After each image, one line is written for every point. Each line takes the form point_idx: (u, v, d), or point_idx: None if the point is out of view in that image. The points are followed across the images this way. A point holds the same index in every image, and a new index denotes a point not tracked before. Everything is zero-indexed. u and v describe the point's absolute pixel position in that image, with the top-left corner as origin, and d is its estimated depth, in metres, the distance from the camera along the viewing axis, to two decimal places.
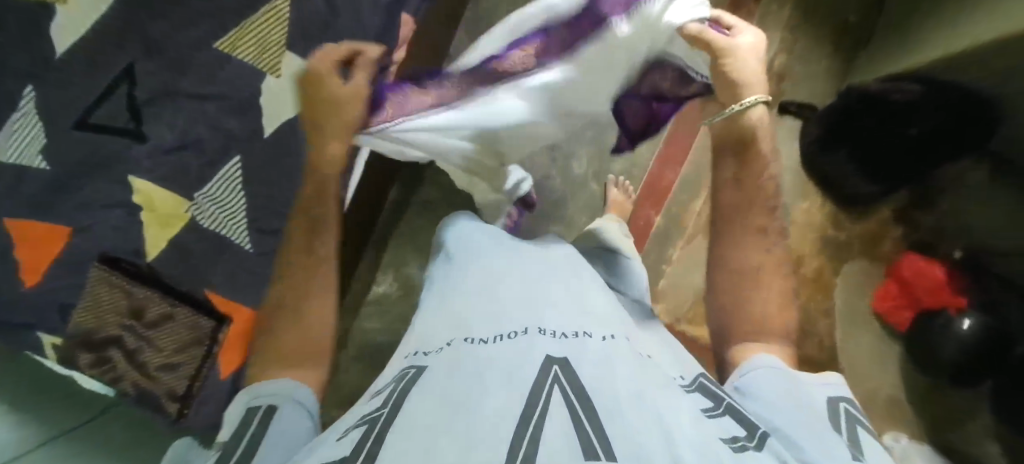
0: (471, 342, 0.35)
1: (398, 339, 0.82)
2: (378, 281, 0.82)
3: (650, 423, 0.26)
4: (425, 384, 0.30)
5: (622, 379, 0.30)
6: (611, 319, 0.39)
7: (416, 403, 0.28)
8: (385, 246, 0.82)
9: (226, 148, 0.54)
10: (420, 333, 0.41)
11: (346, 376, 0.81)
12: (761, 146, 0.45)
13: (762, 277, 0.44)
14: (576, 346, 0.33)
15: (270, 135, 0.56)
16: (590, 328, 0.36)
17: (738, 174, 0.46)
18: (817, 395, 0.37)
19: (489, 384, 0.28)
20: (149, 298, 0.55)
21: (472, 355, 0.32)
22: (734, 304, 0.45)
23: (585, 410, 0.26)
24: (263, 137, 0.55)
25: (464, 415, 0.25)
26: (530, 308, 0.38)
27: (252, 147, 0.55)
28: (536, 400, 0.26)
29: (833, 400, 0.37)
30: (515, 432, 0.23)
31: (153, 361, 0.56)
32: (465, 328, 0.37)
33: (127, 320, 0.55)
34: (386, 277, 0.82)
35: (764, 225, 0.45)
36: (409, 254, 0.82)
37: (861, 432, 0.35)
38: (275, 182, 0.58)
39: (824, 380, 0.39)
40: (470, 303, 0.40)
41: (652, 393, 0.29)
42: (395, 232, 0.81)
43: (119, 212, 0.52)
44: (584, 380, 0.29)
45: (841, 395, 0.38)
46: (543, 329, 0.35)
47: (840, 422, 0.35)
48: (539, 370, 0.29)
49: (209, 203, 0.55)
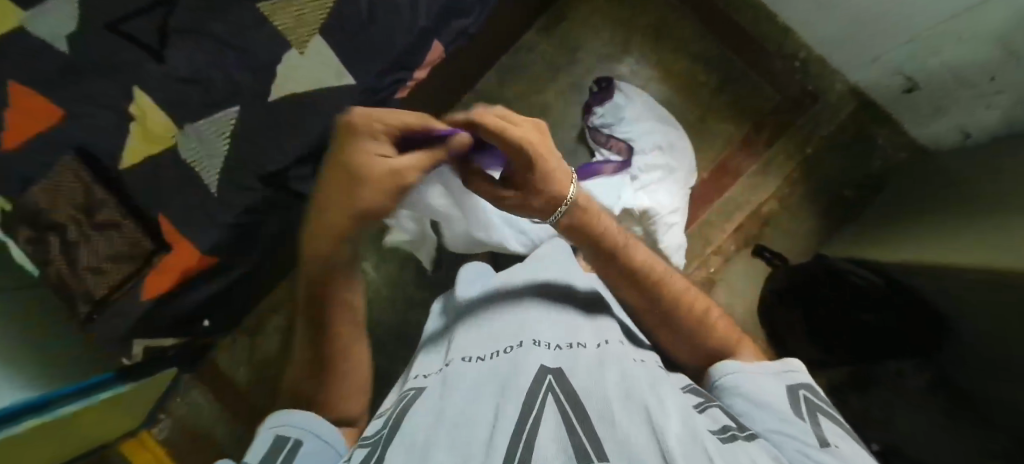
0: (465, 361, 0.32)
1: None
2: None
3: (638, 416, 0.24)
4: (421, 407, 0.29)
5: (613, 379, 0.27)
6: (603, 327, 0.36)
7: (415, 422, 0.27)
8: None
9: (232, 93, 0.54)
10: (426, 358, 0.39)
11: (268, 342, 0.84)
12: (598, 218, 0.43)
13: (686, 316, 0.39)
14: (573, 359, 0.30)
15: (274, 101, 0.55)
16: (584, 337, 0.34)
17: (601, 235, 0.42)
18: (773, 389, 0.30)
19: (485, 397, 0.27)
20: (105, 202, 0.53)
21: (465, 376, 0.30)
22: (678, 334, 0.40)
23: (579, 414, 0.24)
24: (266, 100, 0.55)
25: (461, 436, 0.24)
26: (524, 321, 0.35)
27: (254, 103, 0.55)
28: (530, 411, 0.24)
29: (792, 387, 0.30)
30: (507, 442, 0.22)
31: (84, 259, 0.56)
32: (462, 349, 0.34)
33: (77, 215, 0.54)
34: None
35: (636, 257, 0.42)
36: (368, 249, 0.86)
37: (830, 425, 0.28)
38: (261, 146, 0.56)
39: (782, 365, 0.32)
40: (472, 325, 0.38)
41: (638, 384, 0.27)
42: None
43: (109, 115, 0.53)
44: (579, 385, 0.27)
45: (796, 384, 0.31)
46: (538, 341, 0.32)
47: (803, 415, 0.28)
48: (533, 379, 0.27)
49: (197, 141, 0.54)
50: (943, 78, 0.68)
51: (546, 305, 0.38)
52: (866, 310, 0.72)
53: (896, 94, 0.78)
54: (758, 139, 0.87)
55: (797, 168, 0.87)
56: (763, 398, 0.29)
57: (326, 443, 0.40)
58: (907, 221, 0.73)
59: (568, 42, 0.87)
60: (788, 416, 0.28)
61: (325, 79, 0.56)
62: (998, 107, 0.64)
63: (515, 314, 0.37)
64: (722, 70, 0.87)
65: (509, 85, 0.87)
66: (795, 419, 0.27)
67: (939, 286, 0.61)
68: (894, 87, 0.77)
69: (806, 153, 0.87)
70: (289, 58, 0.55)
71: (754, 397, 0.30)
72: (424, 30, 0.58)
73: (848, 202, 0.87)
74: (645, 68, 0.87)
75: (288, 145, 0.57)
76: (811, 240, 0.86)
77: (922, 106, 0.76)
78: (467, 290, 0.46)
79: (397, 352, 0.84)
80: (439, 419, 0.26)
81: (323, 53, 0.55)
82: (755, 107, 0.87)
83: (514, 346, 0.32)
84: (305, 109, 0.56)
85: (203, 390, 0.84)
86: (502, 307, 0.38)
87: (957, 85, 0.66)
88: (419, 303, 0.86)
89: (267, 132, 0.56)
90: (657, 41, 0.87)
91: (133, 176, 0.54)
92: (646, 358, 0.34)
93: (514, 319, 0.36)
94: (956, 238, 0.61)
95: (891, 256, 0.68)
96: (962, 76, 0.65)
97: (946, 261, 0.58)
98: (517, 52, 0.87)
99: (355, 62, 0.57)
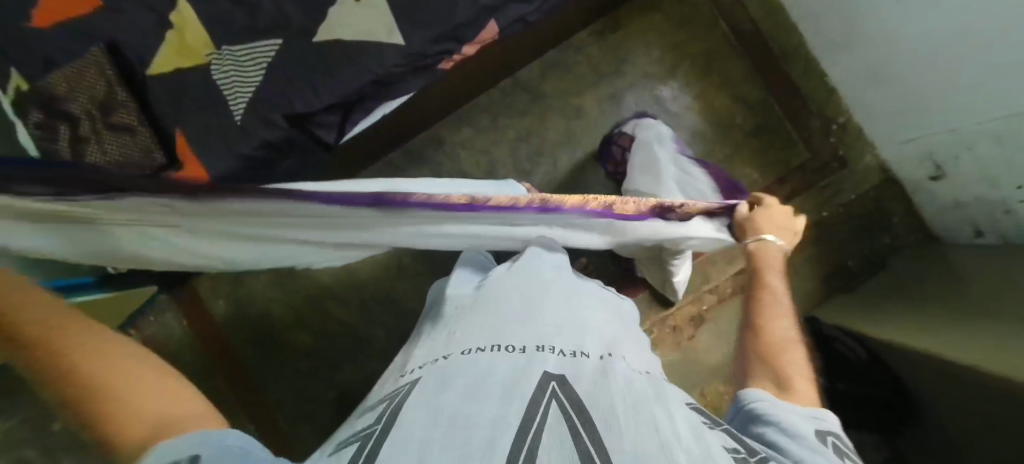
0: (463, 358, 0.31)
1: (316, 273, 0.84)
2: None
3: (645, 432, 0.24)
4: (419, 396, 0.28)
5: (618, 393, 0.27)
6: (607, 339, 0.36)
7: (411, 413, 0.26)
8: None
9: (279, 25, 0.53)
10: (424, 346, 0.39)
11: (253, 282, 0.83)
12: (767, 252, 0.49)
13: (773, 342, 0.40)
14: (577, 367, 0.30)
15: (319, 42, 0.54)
16: (588, 346, 0.33)
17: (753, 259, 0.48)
18: (797, 425, 0.29)
19: (485, 395, 0.26)
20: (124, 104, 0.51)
21: (465, 374, 0.29)
22: (754, 349, 0.40)
23: (583, 422, 0.24)
24: (311, 40, 0.54)
25: (461, 431, 0.23)
26: (527, 325, 0.35)
27: (300, 41, 0.54)
28: (532, 418, 0.24)
29: (821, 433, 0.29)
30: (511, 449, 0.22)
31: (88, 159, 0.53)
32: (461, 343, 0.34)
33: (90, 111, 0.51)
34: None
35: (776, 292, 0.45)
36: None
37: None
38: (295, 85, 0.55)
39: (814, 411, 0.31)
40: (473, 321, 0.37)
41: (644, 401, 0.27)
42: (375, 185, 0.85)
43: (147, 17, 0.51)
44: (583, 395, 0.26)
45: (823, 426, 0.30)
46: (541, 346, 0.32)
47: (828, 452, 0.27)
48: (536, 385, 0.27)
49: (231, 63, 0.53)
50: (972, 175, 0.69)
51: (552, 311, 0.37)
52: (841, 379, 0.75)
53: (922, 179, 0.80)
54: (778, 191, 0.87)
55: (810, 228, 0.88)
56: (791, 431, 0.29)
57: (226, 448, 0.22)
58: (902, 303, 0.75)
59: (616, 53, 0.86)
60: (815, 448, 0.27)
61: (375, 32, 0.55)
62: (1018, 214, 0.65)
63: (519, 316, 0.36)
64: (759, 115, 0.87)
65: (548, 81, 0.86)
66: (818, 450, 0.27)
67: (920, 370, 0.62)
68: (922, 171, 0.78)
69: (820, 216, 0.88)
70: (343, 3, 0.54)
71: (783, 429, 0.29)
72: (485, 8, 0.58)
73: (848, 270, 0.88)
74: (684, 96, 0.87)
75: (322, 91, 0.56)
76: (802, 299, 0.87)
77: (944, 196, 0.77)
78: (469, 289, 0.46)
79: (381, 318, 0.85)
80: (438, 415, 0.25)
81: (379, 6, 0.54)
82: (782, 159, 0.88)
83: (516, 350, 0.32)
84: (349, 59, 0.56)
85: (175, 314, 0.82)
86: (506, 307, 0.38)
87: (985, 184, 0.67)
88: (412, 274, 0.85)
89: (302, 70, 0.55)
90: (701, 74, 0.87)
91: (156, 83, 0.52)
92: (649, 371, 0.34)
93: (518, 319, 0.36)
94: (949, 328, 0.62)
95: (873, 331, 0.69)
96: (994, 179, 0.65)
97: (933, 351, 0.58)
98: (564, 50, 0.86)
99: (409, 24, 0.56)
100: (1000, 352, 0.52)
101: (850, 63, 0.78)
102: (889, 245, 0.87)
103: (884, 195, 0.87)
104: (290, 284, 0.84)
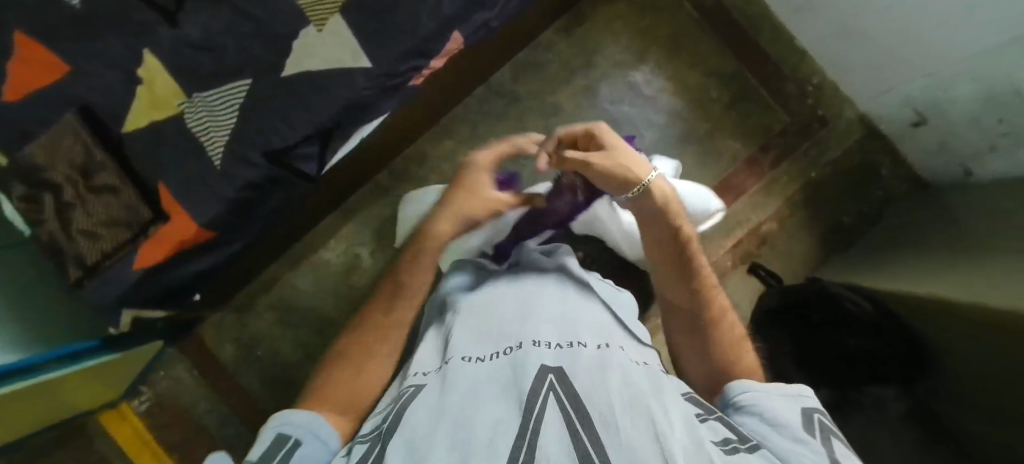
0: (462, 362, 0.32)
1: (318, 305, 0.84)
2: (330, 248, 0.85)
3: (643, 425, 0.24)
4: (421, 404, 0.28)
5: (615, 385, 0.27)
6: (602, 329, 0.36)
7: (414, 421, 0.26)
8: (351, 218, 0.85)
9: (245, 64, 0.53)
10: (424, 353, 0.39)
11: (258, 321, 0.83)
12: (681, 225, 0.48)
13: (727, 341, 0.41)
14: (575, 359, 0.30)
15: (287, 76, 0.54)
16: (584, 338, 0.34)
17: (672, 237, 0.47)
18: (781, 411, 0.30)
19: (485, 398, 0.27)
20: (105, 165, 0.52)
21: (466, 377, 0.29)
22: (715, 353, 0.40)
23: (580, 417, 0.24)
24: (278, 74, 0.54)
25: (462, 432, 0.24)
26: (525, 321, 0.35)
27: (267, 77, 0.54)
28: (532, 412, 0.24)
29: (806, 410, 0.30)
30: (511, 449, 0.22)
31: (77, 222, 0.53)
32: (460, 347, 0.34)
33: (75, 176, 0.52)
34: (335, 246, 0.85)
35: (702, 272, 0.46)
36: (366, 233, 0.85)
37: (839, 446, 0.27)
38: (267, 121, 0.55)
39: (799, 391, 0.32)
40: (470, 324, 0.37)
41: (641, 392, 0.27)
42: (365, 210, 0.85)
43: (115, 76, 0.51)
44: (581, 388, 0.26)
45: (805, 406, 0.30)
46: (537, 341, 0.32)
47: (812, 434, 0.28)
48: (535, 378, 0.27)
49: (204, 109, 0.53)
50: (952, 114, 0.68)
51: (546, 307, 0.38)
52: (854, 335, 0.72)
53: (904, 126, 0.79)
54: (763, 159, 0.88)
55: (800, 191, 0.88)
56: (776, 418, 0.29)
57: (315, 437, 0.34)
58: (902, 253, 0.75)
59: (585, 46, 0.87)
60: (798, 436, 0.27)
61: (341, 58, 0.56)
62: (1002, 147, 0.65)
63: (514, 314, 0.36)
64: (735, 86, 0.88)
65: (522, 83, 0.86)
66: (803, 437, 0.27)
67: (929, 315, 0.62)
68: (903, 118, 0.78)
69: (809, 177, 0.88)
70: (307, 35, 0.53)
71: (766, 418, 0.29)
72: (446, 19, 0.58)
73: (845, 227, 0.88)
74: (658, 78, 0.88)
75: (296, 122, 0.56)
76: (804, 263, 0.87)
77: (928, 141, 0.77)
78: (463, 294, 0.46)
79: None
80: (441, 417, 0.25)
81: (343, 32, 0.54)
82: (763, 125, 0.88)
83: (514, 348, 0.32)
84: (318, 88, 0.56)
85: (185, 363, 0.83)
86: (502, 307, 0.38)
87: (965, 122, 0.67)
88: None
89: (273, 104, 0.55)
90: (672, 54, 0.88)
91: (133, 139, 0.53)
92: (646, 361, 0.34)
93: (516, 316, 0.36)
94: (951, 271, 0.62)
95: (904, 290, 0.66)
96: (974, 115, 0.65)
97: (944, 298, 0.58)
98: (534, 51, 0.87)
99: (373, 45, 0.56)
100: (1003, 288, 0.52)
101: (817, 22, 0.79)
102: (882, 196, 0.87)
103: (870, 147, 0.87)
104: (294, 320, 0.84)
